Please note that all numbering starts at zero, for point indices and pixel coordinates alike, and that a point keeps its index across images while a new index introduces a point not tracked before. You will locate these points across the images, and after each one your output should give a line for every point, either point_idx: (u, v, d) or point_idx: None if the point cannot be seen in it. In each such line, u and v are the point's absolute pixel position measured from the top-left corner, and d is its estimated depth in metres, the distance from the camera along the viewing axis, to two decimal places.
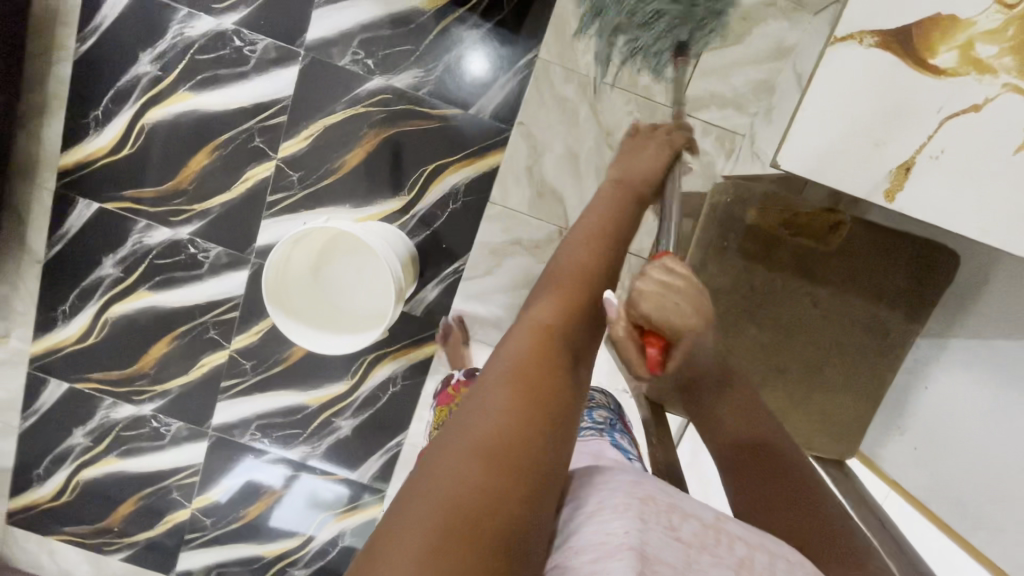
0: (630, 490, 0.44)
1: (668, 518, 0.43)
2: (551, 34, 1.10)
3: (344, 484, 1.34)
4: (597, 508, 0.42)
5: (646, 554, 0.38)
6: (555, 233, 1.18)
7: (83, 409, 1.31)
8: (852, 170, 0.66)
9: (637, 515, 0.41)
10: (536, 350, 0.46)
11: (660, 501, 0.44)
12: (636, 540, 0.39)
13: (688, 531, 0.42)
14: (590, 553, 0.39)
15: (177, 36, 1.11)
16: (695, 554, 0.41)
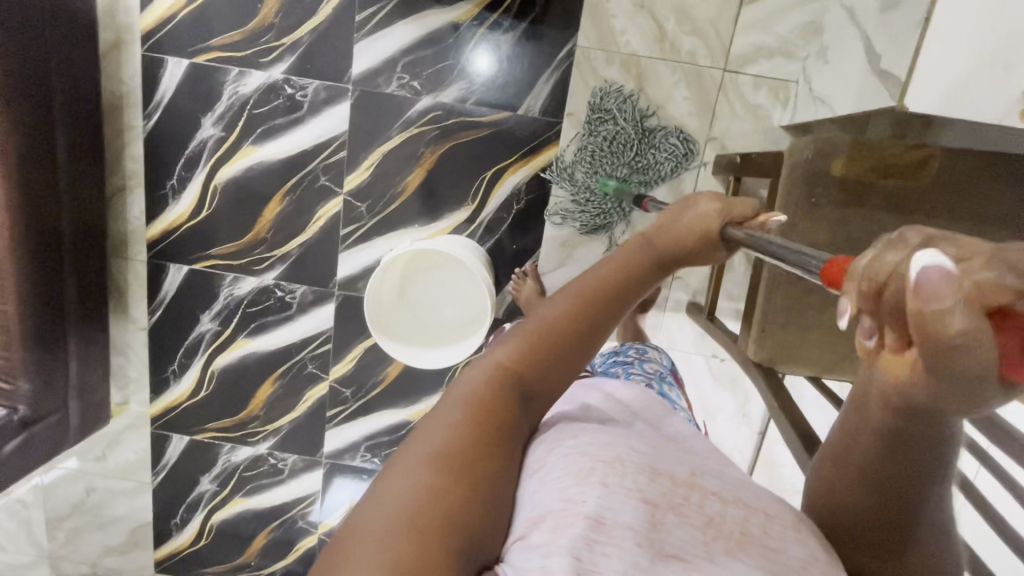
0: (597, 453, 0.43)
1: (635, 479, 0.41)
2: (587, 21, 1.10)
3: None
4: (557, 474, 0.42)
5: (602, 519, 0.38)
6: None
7: (205, 458, 1.40)
8: (984, 94, 0.62)
9: (597, 482, 0.40)
10: (507, 372, 0.45)
11: (632, 459, 0.43)
12: (588, 510, 0.38)
13: (655, 490, 0.41)
14: (541, 523, 0.39)
15: (233, 95, 1.17)
16: (659, 514, 0.40)
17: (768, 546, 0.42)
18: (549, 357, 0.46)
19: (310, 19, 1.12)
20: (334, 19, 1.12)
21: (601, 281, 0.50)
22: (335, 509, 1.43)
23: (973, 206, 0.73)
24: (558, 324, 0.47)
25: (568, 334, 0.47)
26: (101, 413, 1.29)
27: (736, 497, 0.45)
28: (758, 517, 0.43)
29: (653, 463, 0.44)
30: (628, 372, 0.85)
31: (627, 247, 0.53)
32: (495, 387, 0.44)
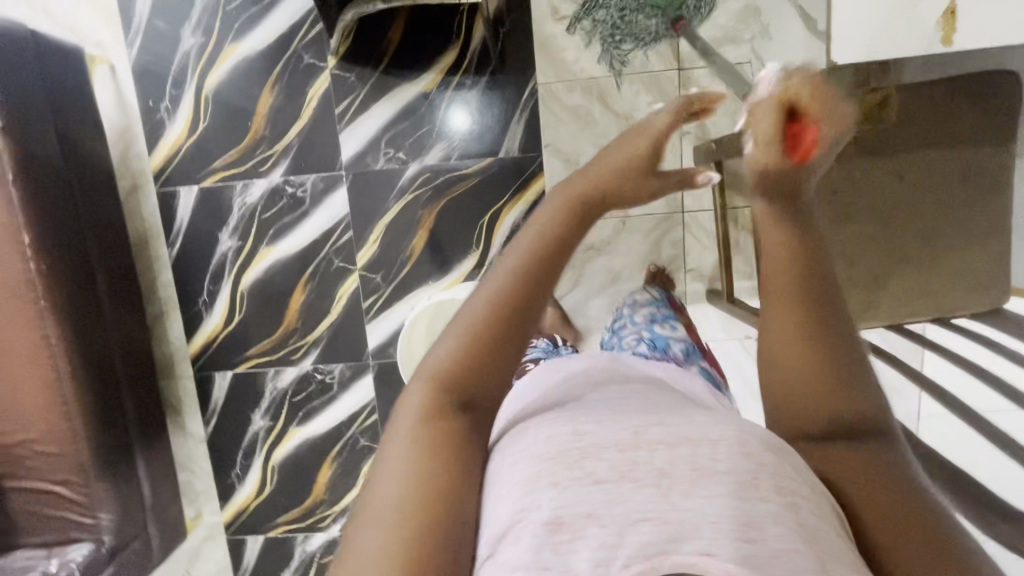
0: (619, 422, 0.39)
1: (585, 462, 0.36)
2: (541, 60, 1.19)
3: None
4: (558, 428, 0.40)
5: (617, 478, 0.35)
6: (619, 224, 1.24)
7: (282, 554, 1.43)
8: None
9: (626, 441, 0.37)
10: (496, 318, 0.41)
11: (674, 422, 0.39)
12: (595, 475, 0.35)
13: (699, 448, 0.36)
14: (533, 483, 0.36)
15: (242, 206, 1.27)
16: (700, 474, 0.35)
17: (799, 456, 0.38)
18: (539, 281, 0.42)
19: (295, 122, 1.23)
20: (316, 118, 1.23)
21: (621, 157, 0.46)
22: None
23: (952, 128, 0.74)
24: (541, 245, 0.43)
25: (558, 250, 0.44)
26: (177, 530, 1.34)
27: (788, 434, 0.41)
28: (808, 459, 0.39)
29: (701, 413, 0.40)
30: (623, 332, 0.88)
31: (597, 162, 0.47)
32: (478, 342, 0.41)
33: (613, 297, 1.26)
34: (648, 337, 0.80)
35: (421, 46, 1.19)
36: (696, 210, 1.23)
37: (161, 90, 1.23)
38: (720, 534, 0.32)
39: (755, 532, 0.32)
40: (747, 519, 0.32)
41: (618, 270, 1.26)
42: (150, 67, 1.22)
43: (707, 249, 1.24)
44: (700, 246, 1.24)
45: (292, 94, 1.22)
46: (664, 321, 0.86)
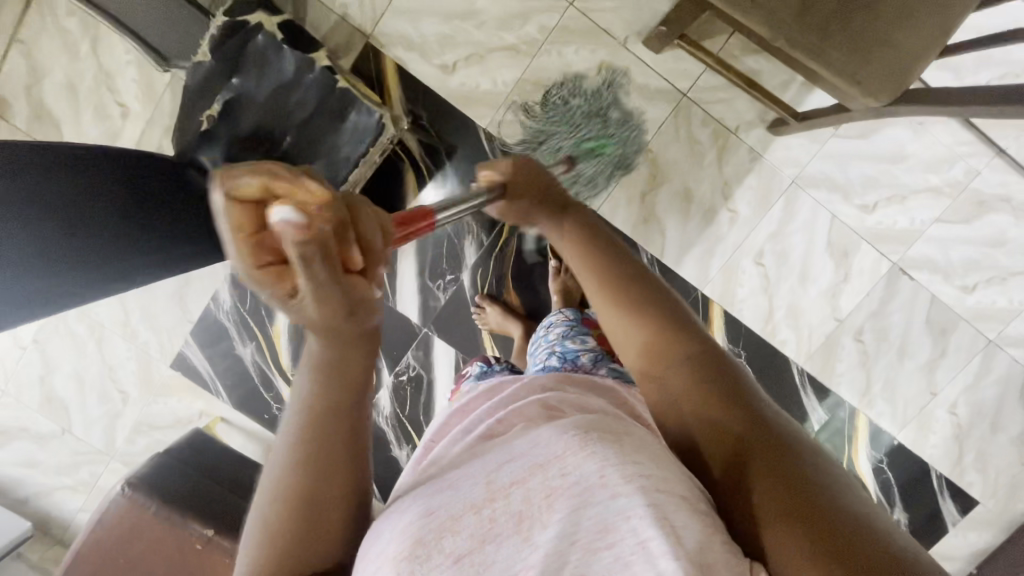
0: (492, 461, 0.42)
1: (442, 530, 0.39)
2: (471, 109, 1.17)
3: (823, 435, 1.31)
4: (436, 508, 0.40)
5: (476, 544, 0.38)
6: (648, 153, 1.18)
7: None
8: None
9: (483, 496, 0.40)
10: (310, 453, 0.39)
11: (524, 446, 0.41)
12: (457, 548, 0.39)
13: (550, 471, 0.39)
14: (412, 552, 0.38)
15: (386, 421, 1.29)
16: (558, 503, 0.38)
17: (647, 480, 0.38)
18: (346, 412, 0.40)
19: None
20: None
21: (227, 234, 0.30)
22: None
23: None
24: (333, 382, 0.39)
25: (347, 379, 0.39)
26: None
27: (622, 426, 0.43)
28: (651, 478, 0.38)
29: (553, 424, 0.42)
30: (541, 350, 0.92)
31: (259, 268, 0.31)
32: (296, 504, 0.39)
33: (701, 209, 1.21)
34: (557, 351, 0.86)
35: (385, 195, 1.16)
36: (693, 82, 1.16)
37: (264, 401, 1.34)
38: (594, 549, 0.37)
39: (617, 536, 0.37)
40: (610, 525, 0.37)
41: (683, 187, 1.20)
42: (243, 395, 1.33)
43: (733, 99, 1.16)
44: (725, 102, 1.16)
45: None
46: (574, 331, 0.90)
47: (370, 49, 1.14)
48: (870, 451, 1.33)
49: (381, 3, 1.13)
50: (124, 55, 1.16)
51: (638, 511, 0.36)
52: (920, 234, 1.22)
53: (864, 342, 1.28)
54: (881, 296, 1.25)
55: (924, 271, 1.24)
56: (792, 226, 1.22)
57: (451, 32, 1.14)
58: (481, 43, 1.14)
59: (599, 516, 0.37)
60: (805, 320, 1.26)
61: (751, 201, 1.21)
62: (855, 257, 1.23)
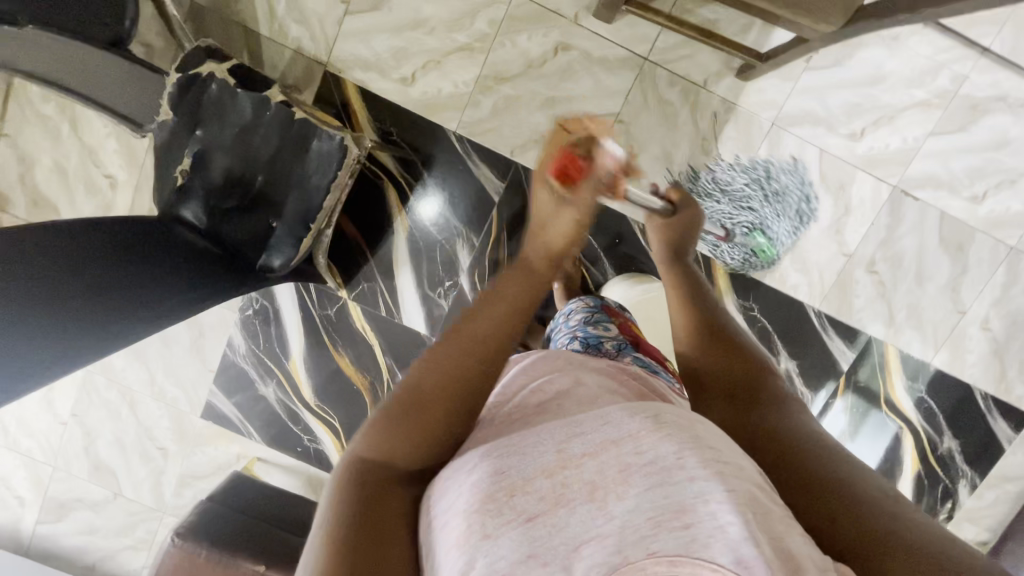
0: (563, 427, 0.43)
1: (518, 488, 0.40)
2: (437, 115, 1.18)
3: (852, 373, 1.28)
4: (504, 464, 0.41)
5: (549, 506, 0.39)
6: (620, 125, 1.17)
7: None
8: None
9: (555, 461, 0.41)
10: (461, 368, 0.49)
11: (592, 421, 0.42)
12: (530, 510, 0.39)
13: (624, 448, 0.40)
14: (484, 506, 0.40)
15: None
16: (632, 480, 0.39)
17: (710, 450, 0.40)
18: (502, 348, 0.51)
19: (375, 351, 1.30)
20: (377, 332, 1.29)
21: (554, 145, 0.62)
22: None
23: None
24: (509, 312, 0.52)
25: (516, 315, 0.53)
26: None
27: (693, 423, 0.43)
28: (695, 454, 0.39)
29: (624, 406, 0.43)
30: (559, 334, 0.88)
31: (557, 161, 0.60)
32: (441, 388, 0.48)
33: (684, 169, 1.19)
34: (579, 337, 0.81)
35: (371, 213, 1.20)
36: (652, 43, 1.14)
37: (295, 435, 1.37)
38: (669, 528, 0.36)
39: (694, 517, 0.36)
40: (689, 506, 0.37)
41: (662, 151, 1.18)
42: (274, 432, 1.37)
43: (696, 53, 1.14)
44: (689, 57, 1.14)
45: (352, 338, 1.30)
46: (595, 319, 0.85)
47: (329, 75, 1.16)
48: (906, 382, 1.29)
49: (331, 28, 1.15)
50: (102, 129, 1.21)
51: (716, 496, 0.37)
52: (915, 151, 1.17)
53: (879, 273, 1.23)
54: (887, 223, 1.21)
55: (927, 189, 1.19)
56: (781, 169, 1.19)
57: (404, 43, 1.15)
58: (434, 48, 1.15)
59: (680, 498, 0.37)
60: (814, 261, 1.22)
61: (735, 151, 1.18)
62: (852, 187, 1.19)
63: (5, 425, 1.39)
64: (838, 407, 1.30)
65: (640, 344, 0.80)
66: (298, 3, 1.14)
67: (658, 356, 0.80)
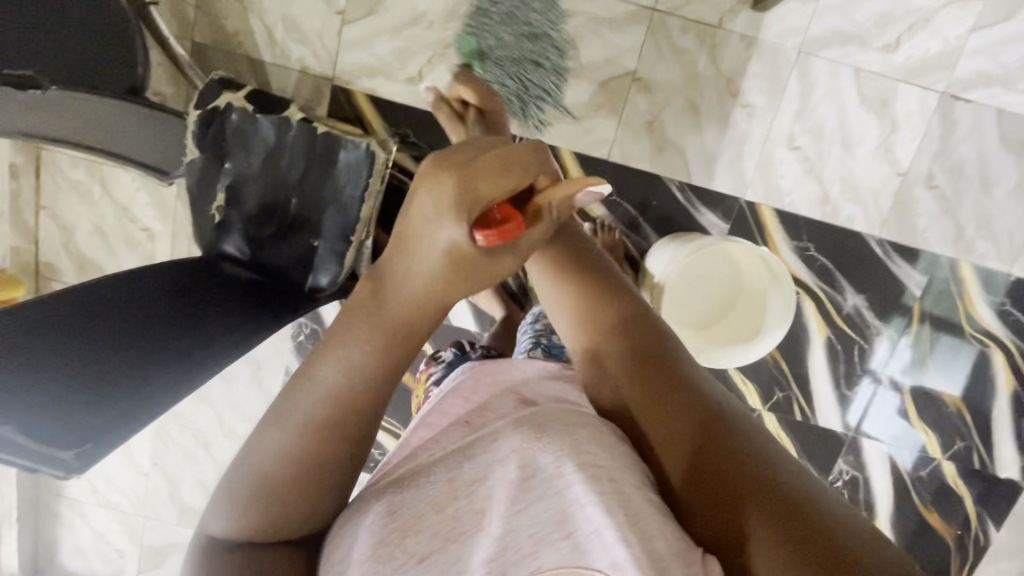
0: (455, 460, 0.44)
1: (411, 533, 0.42)
2: None
3: (926, 298, 1.21)
4: (398, 507, 0.43)
5: (439, 543, 0.41)
6: (638, 83, 1.13)
7: None
8: None
9: (446, 494, 0.42)
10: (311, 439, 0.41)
11: (480, 446, 0.43)
12: (423, 549, 0.41)
13: (508, 466, 0.41)
14: (377, 553, 0.41)
15: None
16: (508, 490, 0.40)
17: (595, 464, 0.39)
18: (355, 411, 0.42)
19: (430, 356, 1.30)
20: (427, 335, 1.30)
21: (501, 162, 0.39)
22: (916, 436, 1.30)
23: None
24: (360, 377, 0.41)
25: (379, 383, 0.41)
26: None
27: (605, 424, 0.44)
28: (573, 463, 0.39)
29: (516, 417, 0.43)
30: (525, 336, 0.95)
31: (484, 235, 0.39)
32: (301, 474, 0.42)
33: (712, 116, 1.14)
34: (544, 343, 0.84)
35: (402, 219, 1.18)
36: None
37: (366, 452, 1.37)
38: (553, 542, 0.38)
39: (573, 525, 0.38)
40: (568, 513, 0.39)
41: (686, 102, 1.13)
42: None
43: None
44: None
45: None
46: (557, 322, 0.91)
47: (338, 90, 1.16)
48: (987, 298, 1.21)
49: (331, 42, 1.14)
50: (131, 184, 1.23)
51: (586, 500, 0.38)
52: (960, 51, 1.09)
53: (939, 187, 1.15)
54: (939, 133, 1.13)
55: (979, 88, 1.11)
56: (815, 97, 1.12)
57: (405, 43, 1.13)
58: (436, 42, 1.13)
59: (557, 505, 0.39)
60: (866, 188, 1.16)
61: (763, 89, 1.12)
62: (896, 103, 1.12)
63: (93, 484, 1.44)
64: (903, 341, 1.24)
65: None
66: (294, 23, 1.13)
67: None
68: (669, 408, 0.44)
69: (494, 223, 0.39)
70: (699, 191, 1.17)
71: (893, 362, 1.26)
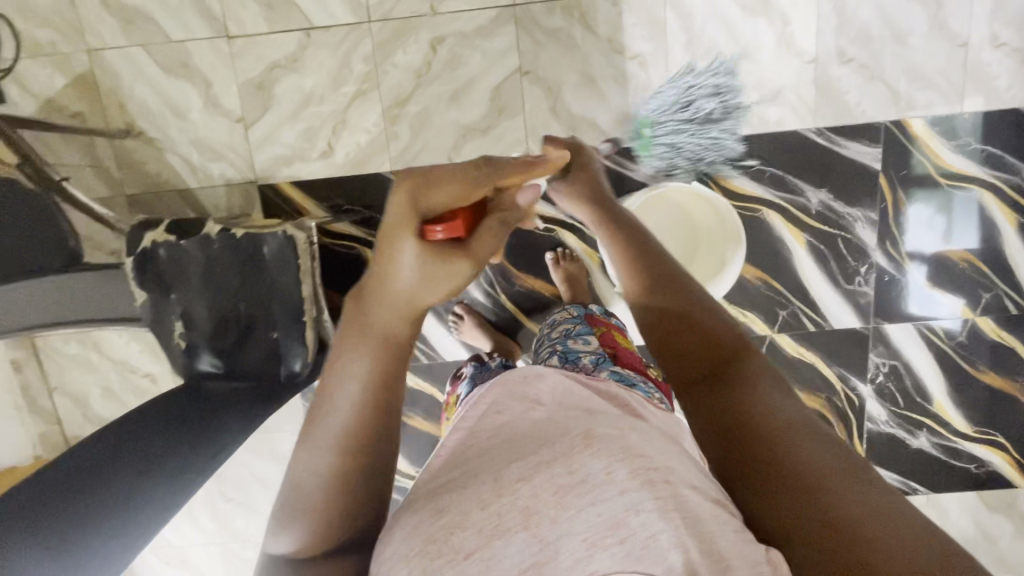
0: (503, 463, 0.46)
1: (452, 526, 0.44)
2: (369, 166, 1.20)
3: (889, 168, 1.17)
4: (445, 507, 0.45)
5: (484, 539, 0.42)
6: (527, 76, 1.15)
7: (884, 440, 1.31)
8: None
9: (494, 492, 0.44)
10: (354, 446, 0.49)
11: (532, 453, 0.46)
12: (467, 546, 0.43)
13: (558, 470, 0.44)
14: (426, 550, 0.43)
15: None
16: (565, 498, 0.43)
17: (649, 467, 0.43)
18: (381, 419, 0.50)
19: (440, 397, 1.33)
20: (428, 379, 1.32)
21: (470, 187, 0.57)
22: (941, 304, 1.24)
23: None
24: (381, 377, 0.49)
25: (386, 387, 0.50)
26: None
27: (628, 427, 0.49)
28: (624, 467, 0.43)
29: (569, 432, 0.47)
30: (543, 348, 0.94)
31: (442, 237, 0.51)
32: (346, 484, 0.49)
33: (606, 79, 1.15)
34: (561, 351, 0.85)
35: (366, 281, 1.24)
36: None
37: None
38: (606, 545, 0.41)
39: (626, 530, 0.41)
40: (620, 520, 0.41)
41: (579, 75, 1.14)
42: None
43: None
44: None
45: (414, 399, 1.32)
46: (578, 330, 0.91)
47: (263, 189, 1.22)
48: (950, 144, 1.16)
49: (242, 150, 1.20)
50: (120, 339, 1.31)
51: (644, 506, 0.41)
52: None
53: (855, 59, 1.13)
54: (832, 9, 1.11)
55: None
56: (697, 24, 1.12)
57: (307, 123, 1.18)
58: (331, 112, 1.18)
59: (610, 511, 0.41)
60: (782, 88, 1.14)
61: (645, 35, 1.13)
62: None
63: None
64: (917, 212, 1.20)
65: (620, 355, 0.83)
66: (204, 145, 1.20)
67: (637, 359, 0.84)
68: (735, 402, 0.50)
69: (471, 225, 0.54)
70: (626, 152, 1.18)
71: (928, 236, 1.21)
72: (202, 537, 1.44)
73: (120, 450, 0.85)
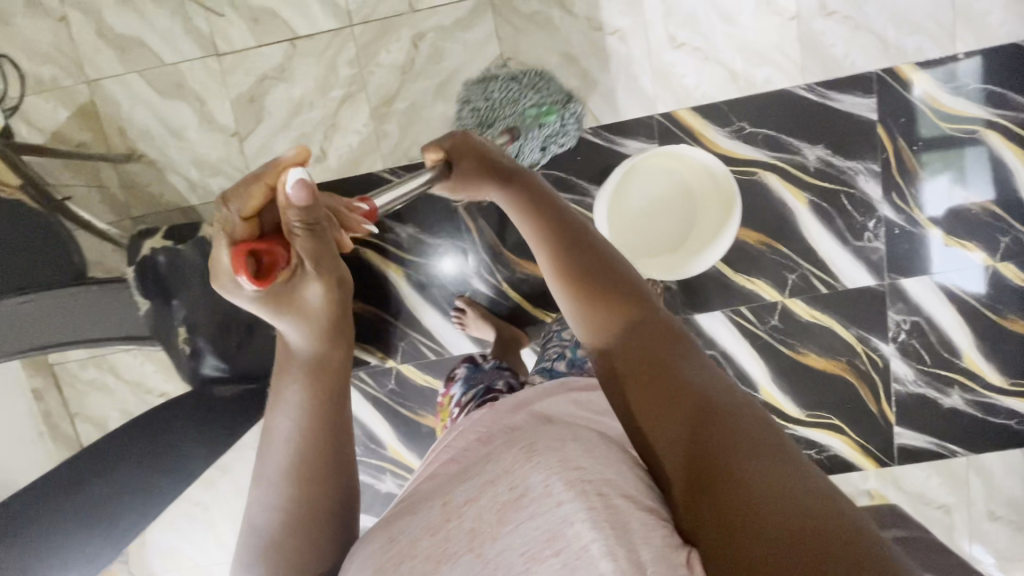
0: (456, 486, 0.45)
1: (404, 554, 0.43)
2: (361, 166, 1.22)
3: (886, 118, 1.15)
4: (399, 535, 0.44)
5: (434, 564, 0.41)
6: (509, 62, 1.16)
7: (915, 402, 1.25)
8: None
9: (443, 518, 0.43)
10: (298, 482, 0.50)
11: (480, 470, 0.45)
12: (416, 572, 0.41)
13: (499, 486, 0.42)
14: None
15: None
16: (507, 512, 0.41)
17: (581, 476, 0.40)
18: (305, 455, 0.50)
19: None
20: (437, 375, 1.31)
21: None
22: (965, 256, 1.19)
23: None
24: (319, 403, 0.51)
25: (328, 410, 0.51)
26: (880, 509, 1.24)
27: (590, 418, 0.50)
28: (558, 477, 0.40)
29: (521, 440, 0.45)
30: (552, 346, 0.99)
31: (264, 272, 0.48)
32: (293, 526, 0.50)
33: (588, 57, 1.15)
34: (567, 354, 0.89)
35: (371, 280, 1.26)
36: None
37: None
38: (542, 559, 0.39)
39: (561, 542, 0.38)
40: (556, 532, 0.39)
41: (560, 56, 1.15)
42: None
43: None
44: None
45: (424, 396, 1.32)
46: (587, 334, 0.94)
47: None
48: (949, 87, 1.13)
49: (237, 163, 1.23)
50: (133, 361, 1.33)
51: (577, 516, 0.38)
52: None
53: (839, 11, 1.11)
54: None
55: None
56: None
57: (299, 130, 1.21)
58: (321, 117, 1.20)
59: (544, 524, 0.39)
60: (767, 47, 1.13)
61: (622, 10, 1.13)
62: None
63: None
64: (931, 185, 1.17)
65: None
66: (202, 162, 1.23)
67: None
68: (658, 400, 0.42)
69: (258, 267, 0.48)
70: (615, 127, 1.17)
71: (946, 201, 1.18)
72: (226, 555, 1.44)
73: (160, 434, 0.99)
